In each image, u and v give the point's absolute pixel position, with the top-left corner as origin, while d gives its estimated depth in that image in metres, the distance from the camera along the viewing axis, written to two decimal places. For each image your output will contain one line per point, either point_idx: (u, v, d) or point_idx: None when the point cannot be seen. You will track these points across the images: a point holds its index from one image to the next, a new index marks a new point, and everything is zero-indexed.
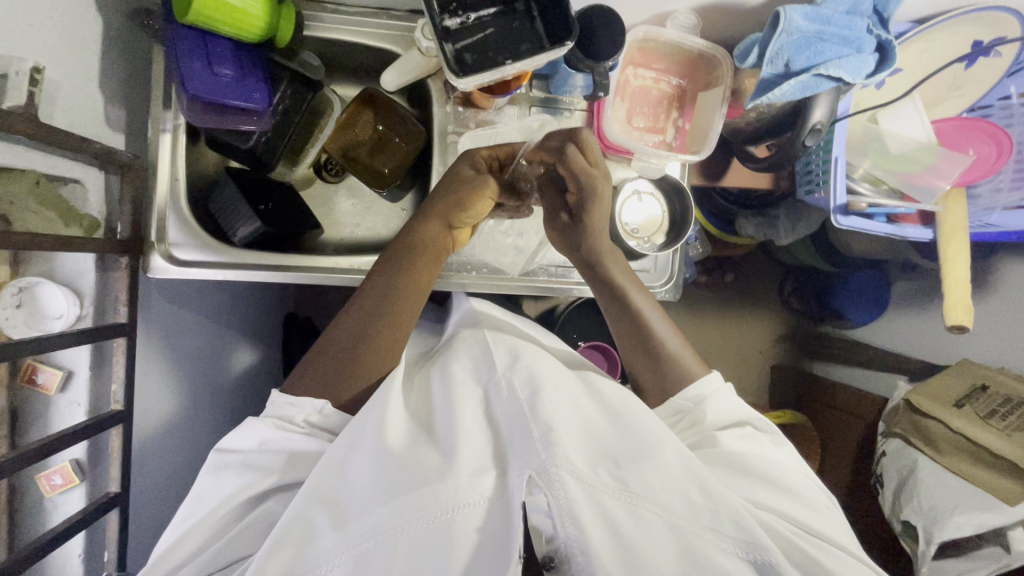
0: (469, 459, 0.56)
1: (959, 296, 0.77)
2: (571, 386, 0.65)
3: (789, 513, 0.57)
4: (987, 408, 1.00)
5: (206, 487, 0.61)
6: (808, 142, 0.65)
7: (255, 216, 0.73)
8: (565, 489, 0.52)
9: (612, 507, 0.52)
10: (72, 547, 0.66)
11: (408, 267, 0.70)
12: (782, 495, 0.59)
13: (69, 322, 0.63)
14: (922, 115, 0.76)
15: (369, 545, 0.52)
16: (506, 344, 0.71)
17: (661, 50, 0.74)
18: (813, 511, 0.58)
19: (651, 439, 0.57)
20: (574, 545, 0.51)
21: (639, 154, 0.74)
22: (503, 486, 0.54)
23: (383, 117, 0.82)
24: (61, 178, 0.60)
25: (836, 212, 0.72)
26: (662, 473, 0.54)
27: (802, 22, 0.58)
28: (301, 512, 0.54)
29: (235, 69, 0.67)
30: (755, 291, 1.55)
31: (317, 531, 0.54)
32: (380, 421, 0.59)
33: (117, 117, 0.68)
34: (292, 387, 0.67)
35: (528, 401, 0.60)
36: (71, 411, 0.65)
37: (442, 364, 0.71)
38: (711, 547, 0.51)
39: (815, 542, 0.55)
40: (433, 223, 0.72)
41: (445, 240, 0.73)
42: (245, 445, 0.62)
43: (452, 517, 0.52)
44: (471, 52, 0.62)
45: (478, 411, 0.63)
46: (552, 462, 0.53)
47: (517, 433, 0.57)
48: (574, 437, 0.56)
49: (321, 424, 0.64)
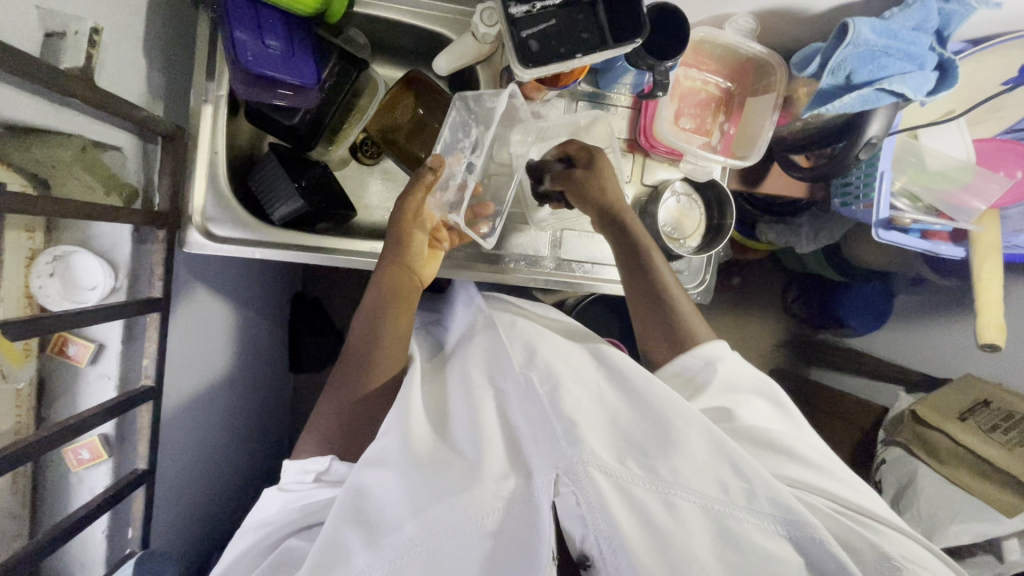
0: (493, 461, 0.56)
1: (991, 316, 0.77)
2: (588, 377, 0.65)
3: (825, 488, 0.56)
4: (989, 423, 1.03)
5: (232, 546, 0.63)
6: (862, 155, 0.65)
7: (297, 195, 0.72)
8: (595, 485, 0.52)
9: (643, 499, 0.52)
10: (97, 524, 0.65)
11: (385, 309, 0.69)
12: (816, 469, 0.58)
13: (103, 294, 0.61)
14: (966, 137, 0.77)
15: (404, 560, 0.52)
16: (520, 339, 0.71)
17: (714, 53, 0.74)
18: (850, 487, 0.58)
19: (674, 423, 0.57)
20: (607, 542, 0.51)
21: (689, 155, 0.74)
22: (528, 485, 0.54)
23: (424, 102, 0.81)
24: (104, 144, 0.58)
25: (878, 227, 0.74)
26: (692, 458, 0.54)
27: (870, 35, 0.58)
28: (334, 534, 0.54)
29: (284, 43, 0.65)
30: (760, 296, 1.57)
31: (350, 551, 0.54)
32: (402, 426, 0.61)
33: (158, 84, 0.65)
34: (301, 447, 0.68)
35: (548, 395, 0.59)
36: (101, 385, 0.64)
37: (457, 367, 0.71)
38: (747, 527, 0.51)
39: (854, 517, 0.55)
40: (391, 267, 0.70)
41: (410, 281, 0.70)
42: (269, 507, 0.64)
43: (481, 521, 0.52)
44: (536, 41, 0.61)
45: (496, 413, 0.62)
46: (578, 458, 0.53)
47: (539, 428, 0.57)
48: (597, 430, 0.56)
49: (330, 478, 0.64)
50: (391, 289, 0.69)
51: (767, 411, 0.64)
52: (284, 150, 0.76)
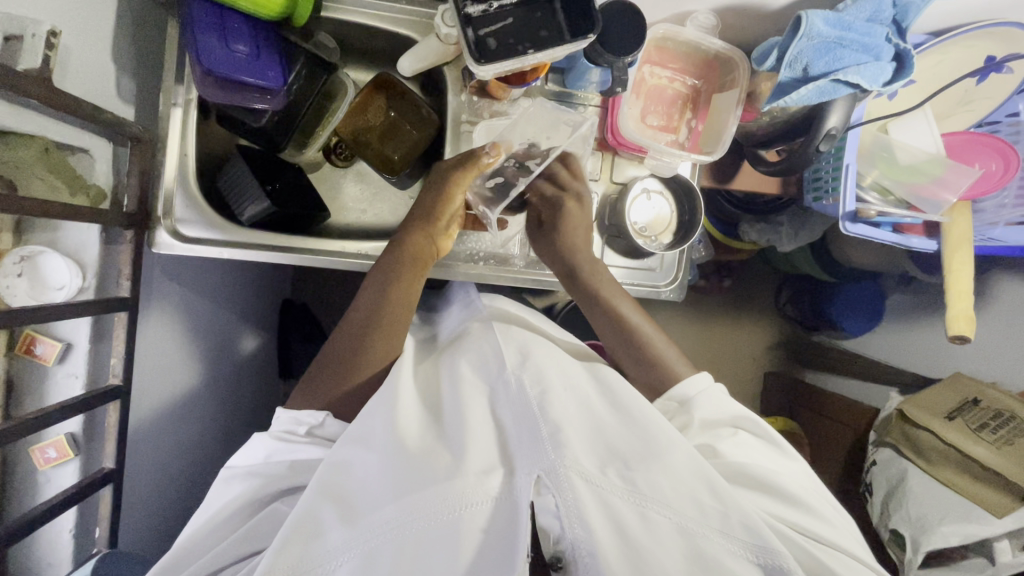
0: (477, 458, 0.55)
1: (963, 307, 0.76)
2: (580, 386, 0.64)
3: (800, 523, 0.56)
4: (978, 421, 1.01)
5: (214, 494, 0.63)
6: (822, 147, 0.65)
7: (264, 196, 0.73)
8: (574, 491, 0.51)
9: (619, 509, 0.51)
10: (64, 523, 0.66)
11: (394, 279, 0.71)
12: (794, 504, 0.58)
13: (71, 294, 0.62)
14: (933, 130, 0.76)
15: (377, 542, 0.51)
16: (516, 343, 0.70)
17: (678, 50, 0.74)
18: (827, 522, 0.57)
19: (661, 442, 0.56)
20: (581, 546, 0.50)
21: (653, 151, 0.74)
22: (510, 485, 0.53)
23: (395, 104, 0.81)
24: (69, 147, 0.60)
25: (845, 220, 0.73)
26: (672, 474, 0.54)
27: (824, 27, 0.58)
28: (312, 507, 0.55)
29: (250, 46, 0.66)
30: (752, 298, 1.56)
31: (326, 527, 0.54)
32: (390, 417, 0.60)
33: (128, 89, 0.67)
34: (297, 402, 0.70)
35: (537, 400, 0.59)
36: (69, 384, 0.65)
37: (450, 364, 0.71)
38: (721, 550, 0.50)
39: (820, 547, 0.54)
40: (416, 233, 0.72)
41: (429, 251, 0.73)
42: (253, 457, 0.64)
43: (459, 515, 0.51)
44: (493, 38, 0.61)
45: (486, 413, 0.62)
46: (560, 462, 0.52)
47: (524, 432, 0.56)
48: (583, 437, 0.56)
49: (322, 434, 0.67)
50: (413, 253, 0.72)
51: (757, 449, 0.64)
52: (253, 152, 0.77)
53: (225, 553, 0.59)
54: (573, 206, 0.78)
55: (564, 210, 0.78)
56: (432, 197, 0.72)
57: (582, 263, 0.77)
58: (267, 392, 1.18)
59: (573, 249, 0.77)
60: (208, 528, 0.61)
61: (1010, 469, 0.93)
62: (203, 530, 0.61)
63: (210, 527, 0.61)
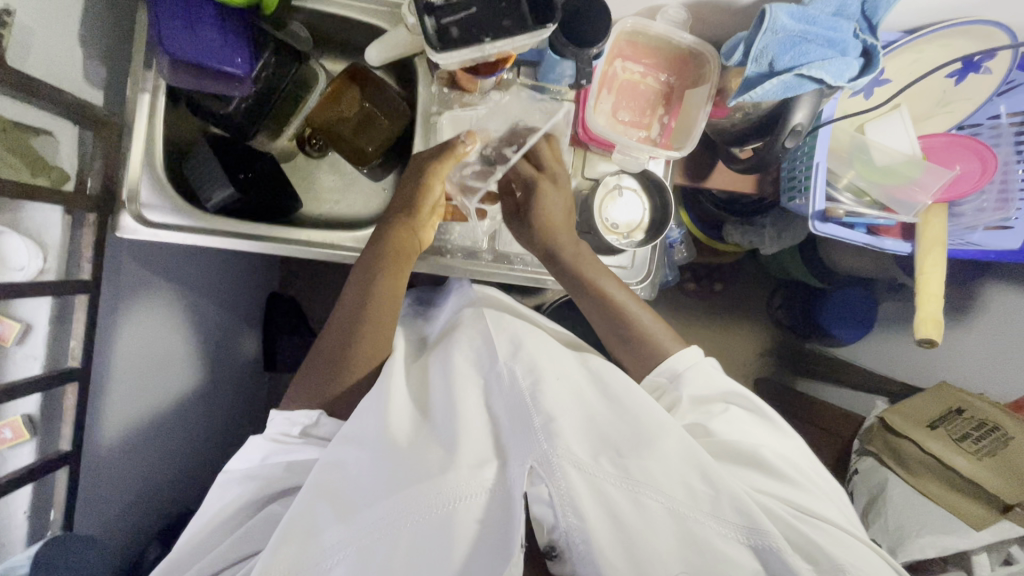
0: (470, 449, 0.54)
1: (932, 310, 0.75)
2: (572, 374, 0.63)
3: (781, 495, 0.56)
4: (960, 432, 0.98)
5: (213, 496, 0.64)
6: (788, 143, 0.64)
7: (230, 183, 0.73)
8: (567, 479, 0.50)
9: (613, 496, 0.51)
10: (19, 503, 0.66)
11: (379, 273, 0.69)
12: (779, 480, 0.58)
13: (31, 275, 0.63)
14: (910, 130, 0.75)
15: (373, 539, 0.50)
16: (506, 331, 0.67)
17: (650, 45, 0.73)
18: (809, 494, 0.57)
19: (652, 427, 0.55)
20: (576, 536, 0.50)
21: (621, 146, 0.73)
22: (503, 475, 0.53)
23: (370, 94, 0.80)
24: (31, 128, 0.60)
25: (814, 218, 0.72)
26: (663, 461, 0.53)
27: (787, 21, 0.57)
28: (306, 507, 0.53)
29: (217, 32, 0.66)
30: (742, 302, 1.54)
31: (321, 526, 0.53)
32: (382, 411, 0.59)
33: (98, 73, 0.67)
34: (288, 403, 0.68)
35: (529, 390, 0.57)
36: (28, 364, 0.65)
37: (442, 353, 0.68)
38: (711, 533, 0.50)
39: (804, 519, 0.54)
40: (396, 226, 0.70)
41: (412, 244, 0.71)
42: (249, 460, 0.64)
43: (453, 509, 0.51)
44: (456, 28, 0.61)
45: (479, 403, 0.60)
46: (553, 452, 0.51)
47: (517, 424, 0.55)
48: (575, 425, 0.55)
49: (317, 433, 0.64)
50: (394, 249, 0.70)
51: (748, 424, 0.63)
52: (223, 139, 0.77)
53: (222, 555, 0.60)
54: (549, 187, 0.73)
55: (538, 190, 0.73)
56: (409, 186, 0.70)
57: (564, 249, 0.73)
58: (250, 383, 1.18)
59: (551, 233, 0.73)
60: (206, 532, 0.62)
61: (990, 480, 0.90)
62: (202, 532, 0.62)
63: (211, 528, 0.62)
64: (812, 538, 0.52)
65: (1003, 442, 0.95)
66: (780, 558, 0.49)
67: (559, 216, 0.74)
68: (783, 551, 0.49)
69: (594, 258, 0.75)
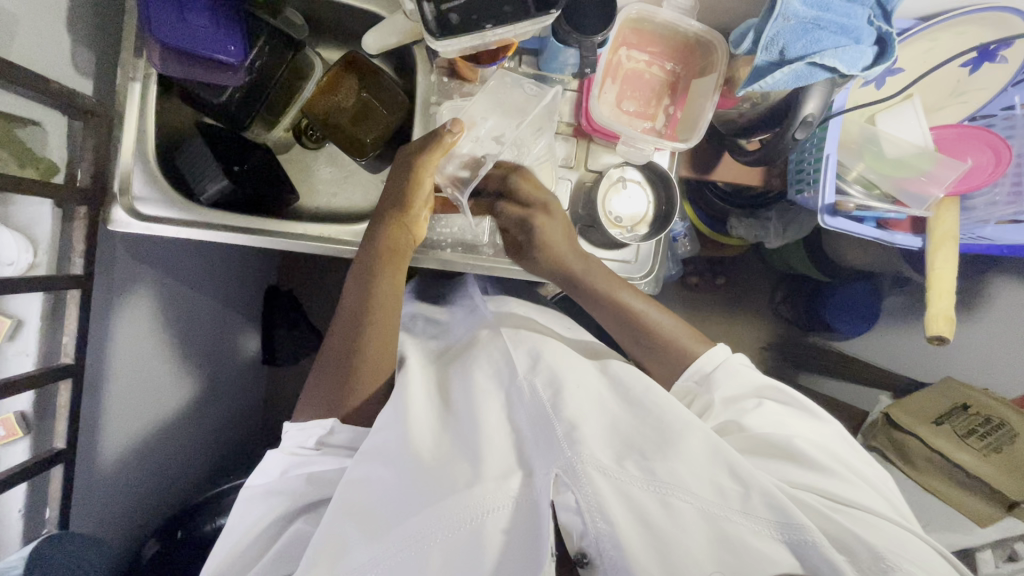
0: (494, 461, 0.53)
1: (942, 307, 0.73)
2: (592, 381, 0.62)
3: (815, 485, 0.54)
4: (966, 428, 0.97)
5: (238, 514, 0.64)
6: (798, 135, 0.62)
7: (222, 174, 0.71)
8: (593, 486, 0.49)
9: (640, 499, 0.49)
10: (13, 502, 0.65)
11: (378, 274, 0.67)
12: (813, 471, 0.55)
13: (21, 270, 0.62)
14: (922, 120, 0.73)
15: (404, 554, 0.50)
16: (526, 345, 0.67)
17: (655, 32, 0.71)
18: (845, 482, 0.55)
19: (675, 427, 0.54)
20: (605, 542, 0.48)
21: (626, 138, 0.71)
22: (530, 485, 0.52)
23: (367, 84, 0.78)
24: (16, 118, 0.58)
25: (824, 212, 0.70)
26: (690, 461, 0.51)
27: (800, 7, 0.55)
28: (332, 526, 0.53)
29: (208, 18, 0.64)
30: (745, 296, 1.53)
31: (349, 543, 0.53)
32: (402, 420, 0.58)
33: (86, 61, 0.65)
34: (302, 416, 0.67)
35: (550, 399, 0.57)
36: (20, 361, 0.64)
37: (462, 369, 0.67)
38: (744, 531, 0.48)
39: (840, 511, 0.51)
40: (387, 226, 0.68)
41: (405, 242, 0.69)
42: (268, 476, 0.64)
43: (481, 522, 0.50)
44: (455, 13, 0.59)
45: (501, 415, 0.59)
46: (577, 459, 0.50)
47: (540, 432, 0.54)
48: (598, 431, 0.54)
49: (334, 443, 0.64)
50: (387, 248, 0.68)
51: (783, 415, 0.62)
52: (217, 130, 0.76)
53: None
54: (545, 222, 0.72)
55: (536, 227, 0.72)
56: (397, 188, 0.68)
57: (575, 268, 0.73)
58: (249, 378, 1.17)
59: (561, 258, 0.73)
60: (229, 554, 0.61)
61: (996, 477, 0.89)
62: (226, 558, 0.61)
63: (236, 553, 0.61)
64: (851, 529, 0.49)
65: (1011, 438, 0.92)
66: (821, 553, 0.46)
67: (562, 238, 0.73)
68: (823, 546, 0.46)
69: (607, 267, 0.75)
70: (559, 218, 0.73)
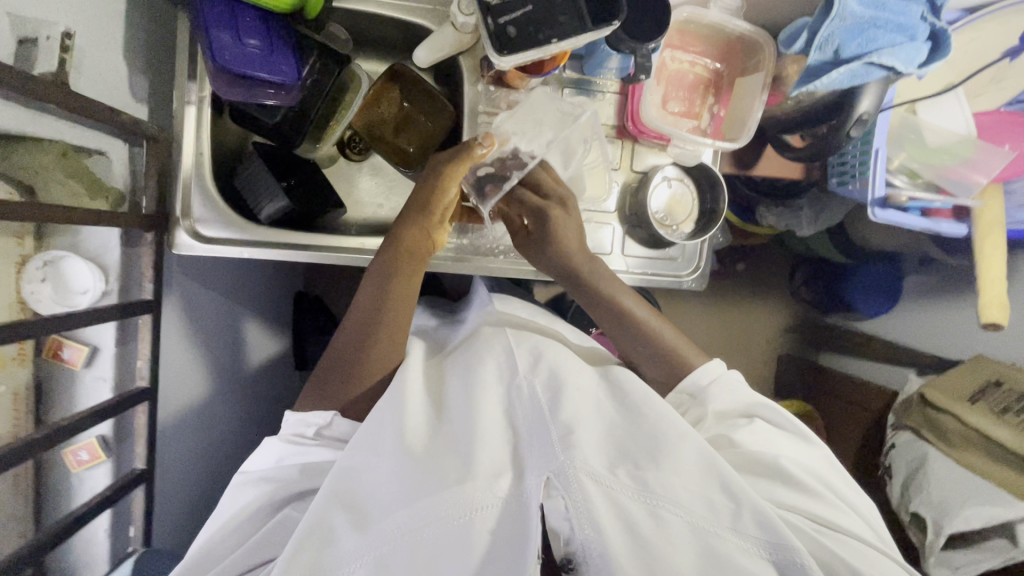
0: (486, 459, 0.52)
1: (995, 293, 0.76)
2: (588, 386, 0.61)
3: (802, 506, 0.55)
4: (1001, 404, 0.99)
5: (228, 500, 0.62)
6: (852, 133, 0.65)
7: (279, 192, 0.72)
8: (583, 492, 0.49)
9: (629, 508, 0.49)
10: (99, 522, 0.67)
11: (398, 274, 0.65)
12: (800, 492, 0.56)
13: (94, 298, 0.61)
14: (966, 109, 0.74)
15: (389, 547, 0.49)
16: (528, 344, 0.67)
17: (700, 33, 0.72)
18: (833, 507, 0.55)
19: (669, 436, 0.54)
20: (591, 548, 0.48)
21: (676, 139, 0.72)
22: (520, 486, 0.51)
23: (409, 94, 0.80)
24: (85, 149, 0.59)
25: (874, 205, 0.72)
26: (682, 473, 0.51)
27: (857, 7, 0.56)
28: (320, 514, 0.52)
29: (263, 40, 0.64)
30: (766, 281, 1.55)
31: (337, 534, 0.52)
32: (398, 418, 0.57)
33: (143, 87, 0.66)
34: (304, 402, 0.66)
35: (549, 402, 0.56)
36: (97, 387, 0.65)
37: (461, 366, 0.66)
38: (731, 547, 0.48)
39: (824, 533, 0.52)
40: (410, 225, 0.66)
41: (425, 245, 0.67)
42: (263, 462, 0.63)
43: (470, 519, 0.49)
44: (514, 27, 0.60)
45: (499, 411, 0.58)
46: (570, 463, 0.50)
47: (534, 435, 0.54)
48: (594, 439, 0.54)
49: (333, 435, 0.63)
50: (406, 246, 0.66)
51: (771, 434, 0.62)
52: (271, 150, 0.77)
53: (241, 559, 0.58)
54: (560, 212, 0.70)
55: (550, 218, 0.70)
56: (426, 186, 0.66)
57: (581, 267, 0.70)
58: (287, 385, 1.19)
59: (563, 249, 0.70)
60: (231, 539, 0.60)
61: None
62: (216, 537, 0.60)
63: (223, 535, 0.60)
64: (841, 555, 0.50)
65: None
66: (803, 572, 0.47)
67: (570, 238, 0.70)
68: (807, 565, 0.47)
69: (606, 268, 0.73)
70: (575, 214, 0.71)
